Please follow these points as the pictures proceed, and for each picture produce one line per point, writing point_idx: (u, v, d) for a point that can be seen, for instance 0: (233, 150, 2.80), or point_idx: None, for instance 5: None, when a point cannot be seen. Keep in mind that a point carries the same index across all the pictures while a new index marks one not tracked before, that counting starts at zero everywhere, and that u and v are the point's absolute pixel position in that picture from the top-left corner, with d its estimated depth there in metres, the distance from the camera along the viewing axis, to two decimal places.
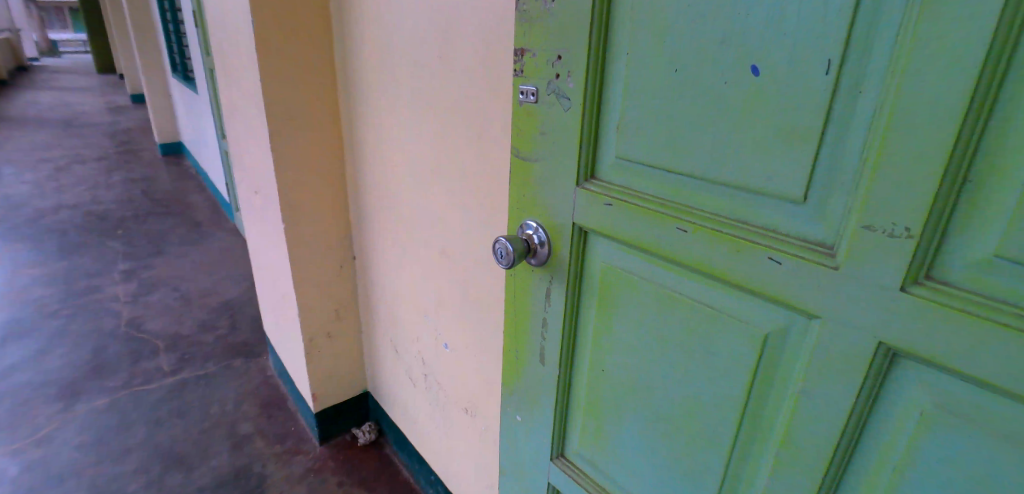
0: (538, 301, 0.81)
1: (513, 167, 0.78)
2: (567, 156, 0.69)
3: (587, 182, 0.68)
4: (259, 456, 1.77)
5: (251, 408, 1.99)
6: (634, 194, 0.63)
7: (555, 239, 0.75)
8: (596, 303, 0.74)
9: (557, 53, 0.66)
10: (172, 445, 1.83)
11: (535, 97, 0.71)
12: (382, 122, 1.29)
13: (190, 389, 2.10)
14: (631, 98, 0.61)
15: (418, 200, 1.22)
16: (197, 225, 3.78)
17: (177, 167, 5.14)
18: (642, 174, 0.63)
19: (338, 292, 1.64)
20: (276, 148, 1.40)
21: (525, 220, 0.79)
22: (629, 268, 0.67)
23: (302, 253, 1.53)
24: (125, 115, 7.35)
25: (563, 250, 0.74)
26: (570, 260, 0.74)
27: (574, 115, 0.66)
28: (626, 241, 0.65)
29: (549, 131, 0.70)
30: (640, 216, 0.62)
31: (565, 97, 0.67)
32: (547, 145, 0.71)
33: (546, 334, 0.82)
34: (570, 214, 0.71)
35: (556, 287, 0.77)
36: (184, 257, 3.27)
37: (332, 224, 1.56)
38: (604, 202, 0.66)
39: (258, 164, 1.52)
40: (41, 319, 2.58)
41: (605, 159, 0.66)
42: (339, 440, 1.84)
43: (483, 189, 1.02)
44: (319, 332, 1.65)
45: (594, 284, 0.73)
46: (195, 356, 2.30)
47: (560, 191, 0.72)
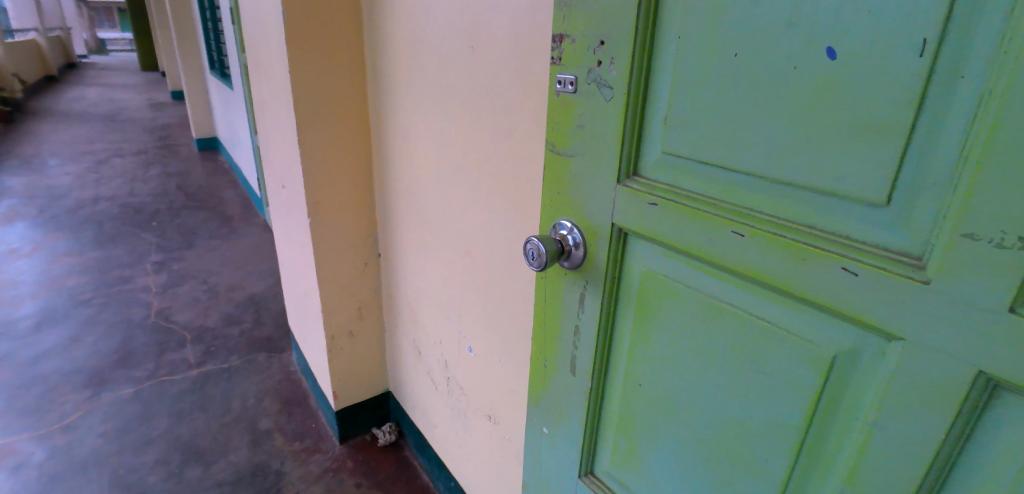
0: (569, 308, 0.76)
1: (547, 163, 0.73)
2: (606, 151, 0.63)
3: (628, 180, 0.63)
4: (278, 453, 1.75)
5: (272, 404, 1.98)
6: (681, 194, 0.58)
7: (590, 242, 0.69)
8: (633, 312, 0.68)
9: (598, 39, 0.61)
10: (192, 438, 1.83)
11: (573, 87, 0.65)
12: (411, 117, 1.25)
13: (213, 383, 2.10)
14: (681, 88, 0.55)
15: (445, 197, 1.18)
16: (228, 219, 3.82)
17: (211, 162, 5.24)
18: (690, 172, 0.57)
19: (362, 290, 1.62)
20: (304, 143, 1.38)
21: (558, 220, 0.73)
22: (672, 275, 0.61)
23: (326, 249, 1.51)
24: (165, 111, 7.55)
25: (598, 254, 0.69)
26: (607, 264, 0.68)
27: (616, 107, 0.61)
28: (670, 245, 0.60)
29: (587, 125, 0.65)
30: (687, 218, 0.57)
31: (605, 87, 0.61)
32: (585, 140, 0.66)
33: (578, 343, 0.77)
34: (606, 214, 0.66)
35: (589, 294, 0.72)
36: (213, 250, 3.31)
37: (357, 221, 1.53)
38: (646, 202, 0.60)
39: (285, 159, 1.51)
40: (75, 307, 2.64)
41: (649, 155, 0.61)
42: (358, 440, 1.80)
43: (512, 189, 0.97)
44: (341, 330, 1.63)
45: (633, 290, 0.68)
46: (220, 350, 2.31)
47: (597, 190, 0.66)
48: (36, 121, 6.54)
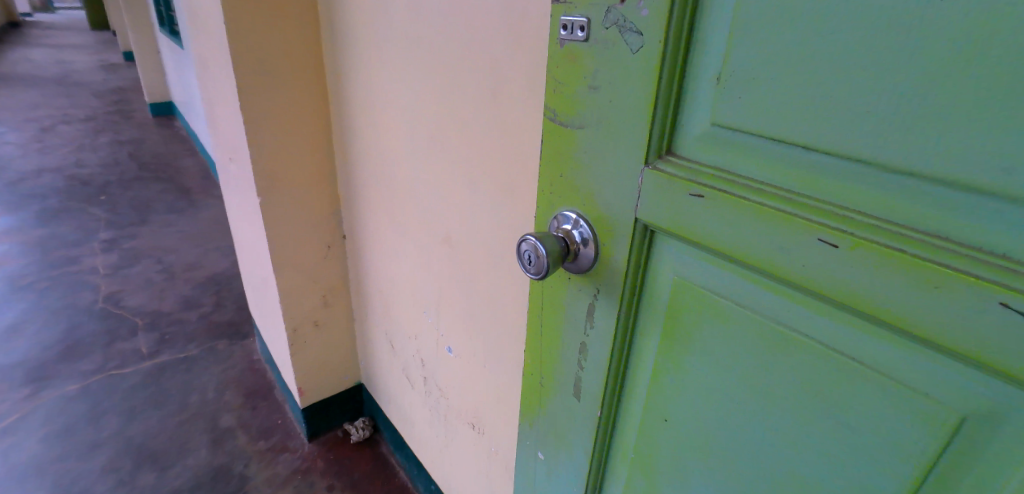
0: (574, 320, 0.61)
1: (545, 136, 0.56)
2: (629, 122, 0.47)
3: (660, 160, 0.46)
4: (241, 454, 1.60)
5: (235, 398, 1.81)
6: (740, 183, 0.42)
7: (604, 241, 0.54)
8: (661, 330, 0.54)
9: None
10: (146, 440, 1.66)
11: (584, 33, 0.48)
12: (375, 79, 1.05)
13: (169, 375, 1.92)
14: (750, 33, 0.39)
15: (419, 175, 1.00)
16: (186, 191, 3.55)
17: (167, 129, 4.87)
18: (756, 154, 0.41)
19: (327, 276, 1.44)
20: (251, 110, 1.17)
21: (559, 211, 0.57)
22: (722, 289, 0.47)
23: (284, 232, 1.33)
24: (117, 73, 7.04)
25: (615, 256, 0.53)
26: (627, 270, 0.53)
27: (649, 59, 0.44)
28: (720, 251, 0.44)
29: (604, 87, 0.48)
30: (749, 217, 0.41)
31: (633, 32, 0.44)
32: (600, 107, 0.49)
33: (585, 362, 0.62)
34: (627, 206, 0.50)
35: (602, 305, 0.57)
36: (170, 226, 3.06)
37: (318, 200, 1.34)
38: (687, 192, 0.45)
39: (229, 128, 1.30)
40: (15, 293, 2.40)
41: (692, 127, 0.45)
42: (329, 436, 1.66)
43: (499, 167, 0.80)
44: (305, 321, 1.46)
45: (662, 303, 0.53)
46: (176, 337, 2.11)
47: (614, 174, 0.50)
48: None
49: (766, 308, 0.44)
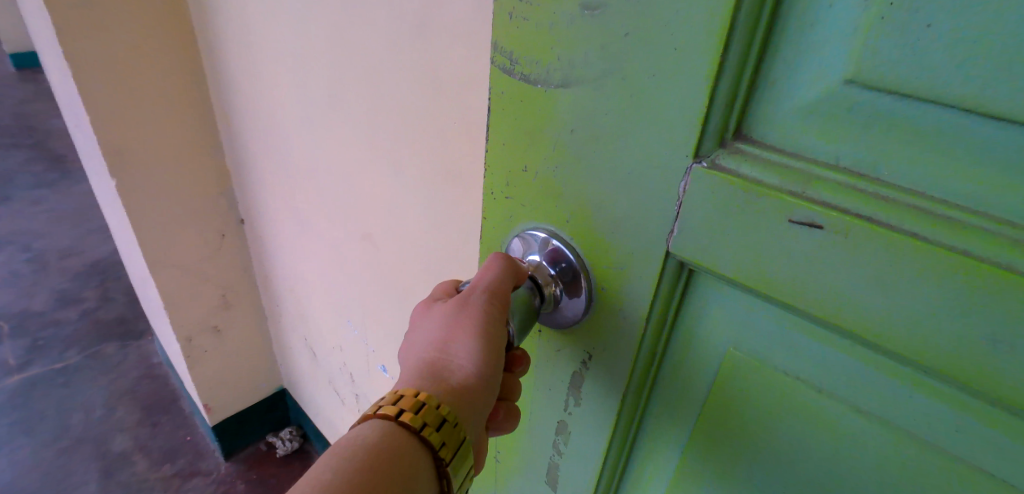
0: (551, 389, 0.39)
1: (495, 97, 0.32)
2: (669, 76, 0.24)
3: (726, 152, 0.25)
4: (140, 484, 1.34)
5: (129, 414, 1.52)
6: (902, 205, 0.22)
7: (603, 282, 0.31)
8: (695, 419, 0.33)
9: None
10: (13, 477, 1.35)
11: None
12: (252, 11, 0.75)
13: (43, 391, 1.59)
14: None
15: (325, 147, 0.74)
16: (58, 159, 2.99)
17: (29, 84, 4.11)
18: (945, 149, 0.20)
19: (223, 271, 1.17)
20: (82, 64, 0.84)
21: (525, 230, 0.35)
22: (824, 381, 0.27)
23: (159, 222, 1.04)
24: None
25: (626, 307, 0.31)
26: (645, 331, 0.31)
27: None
28: (843, 329, 0.24)
29: (619, 6, 0.25)
30: (927, 279, 0.21)
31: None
32: (605, 38, 0.26)
33: (565, 447, 0.39)
34: (649, 229, 0.28)
35: (596, 379, 0.35)
36: (37, 203, 2.55)
37: (199, 180, 1.04)
38: (789, 217, 0.23)
39: (63, 86, 0.96)
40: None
41: (799, 86, 0.22)
42: (249, 452, 1.43)
43: (430, 144, 0.56)
44: (202, 327, 1.20)
45: (703, 381, 0.32)
46: (51, 342, 1.76)
47: (626, 171, 0.28)
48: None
49: (917, 424, 0.25)
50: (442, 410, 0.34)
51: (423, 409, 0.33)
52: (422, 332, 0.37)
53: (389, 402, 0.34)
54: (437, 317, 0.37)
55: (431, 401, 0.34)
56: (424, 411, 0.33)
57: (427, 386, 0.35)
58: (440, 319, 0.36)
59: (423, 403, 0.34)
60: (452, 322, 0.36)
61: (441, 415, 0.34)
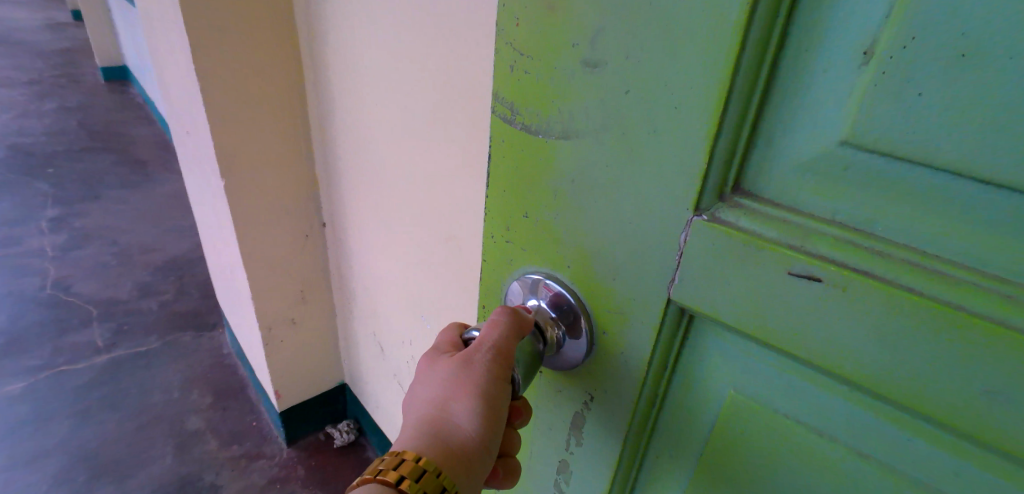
0: (551, 429, 0.42)
1: (498, 147, 0.36)
2: (675, 126, 0.27)
3: (726, 205, 0.27)
4: (211, 462, 1.45)
5: (203, 397, 1.65)
6: (896, 261, 0.24)
7: (603, 328, 0.35)
8: (696, 462, 0.35)
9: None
10: (101, 446, 1.50)
11: None
12: (350, 33, 0.84)
13: (128, 371, 1.74)
14: None
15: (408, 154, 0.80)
16: (142, 162, 3.24)
17: (121, 94, 4.48)
18: (939, 207, 0.23)
19: (303, 269, 1.26)
20: (203, 75, 0.96)
21: (525, 275, 0.38)
22: (817, 420, 0.29)
23: (252, 221, 1.14)
24: (65, 34, 6.47)
25: (627, 353, 0.34)
26: (644, 377, 0.34)
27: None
28: (839, 371, 0.26)
29: (617, 68, 0.28)
30: (919, 326, 0.23)
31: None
32: (609, 92, 0.29)
33: (567, 486, 0.42)
34: (647, 274, 0.31)
35: (598, 420, 0.37)
36: (125, 201, 2.77)
37: (292, 184, 1.14)
38: (787, 268, 0.26)
39: (186, 100, 1.10)
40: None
41: (794, 145, 0.25)
42: (309, 441, 1.52)
43: None
44: (280, 319, 1.30)
45: (702, 423, 0.34)
46: (134, 328, 1.92)
47: (622, 214, 0.31)
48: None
49: (916, 468, 0.27)
50: (441, 477, 0.37)
51: (423, 476, 0.36)
52: (424, 393, 0.40)
53: (391, 466, 0.37)
54: (439, 379, 0.40)
55: (431, 467, 0.37)
56: (424, 477, 0.36)
57: (428, 448, 0.38)
58: (443, 381, 0.39)
59: (423, 469, 0.37)
60: (453, 387, 0.39)
61: (440, 482, 0.37)
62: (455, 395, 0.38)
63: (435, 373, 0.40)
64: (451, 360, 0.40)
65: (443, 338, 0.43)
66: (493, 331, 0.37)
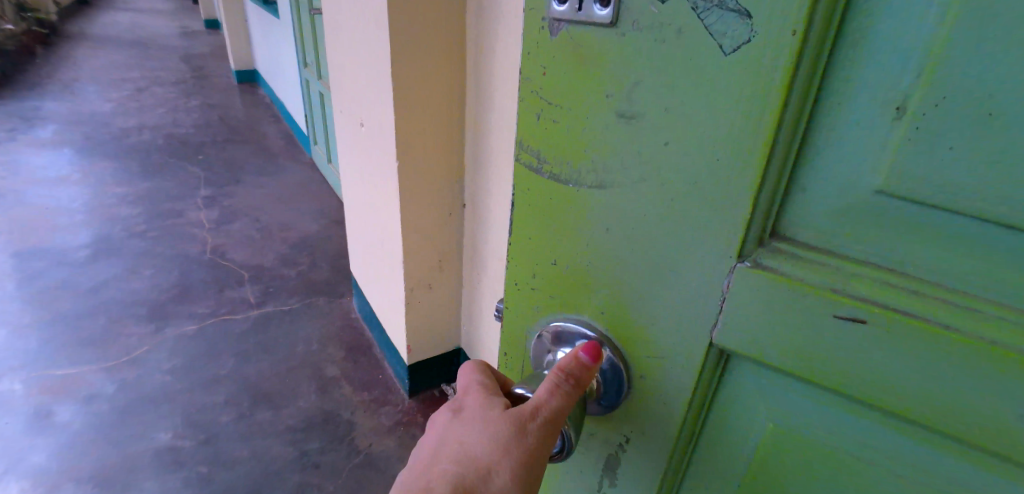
0: (588, 445, 0.52)
1: (539, 198, 0.45)
2: (716, 186, 0.35)
3: (765, 255, 0.36)
4: (346, 403, 1.73)
5: (337, 351, 1.94)
6: (924, 303, 0.32)
7: (640, 370, 0.44)
8: (739, 474, 0.45)
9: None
10: (260, 381, 1.81)
11: (609, 14, 0.36)
12: None
13: (275, 324, 2.08)
14: (933, 94, 0.29)
15: None
16: (273, 155, 3.74)
17: (250, 96, 5.13)
18: (945, 251, 0.32)
19: (444, 242, 1.52)
20: (400, 81, 1.23)
21: (551, 327, 0.49)
22: (828, 425, 0.39)
23: (413, 200, 1.39)
24: (206, 43, 7.63)
25: (663, 383, 0.44)
26: (681, 405, 0.44)
27: (773, 64, 0.31)
28: (852, 387, 0.36)
29: (666, 134, 0.36)
30: (918, 348, 0.33)
31: (713, 12, 0.32)
32: (648, 139, 0.37)
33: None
34: (703, 302, 0.39)
35: (643, 442, 0.47)
36: (262, 186, 3.25)
37: (445, 169, 1.40)
38: (833, 313, 0.34)
39: (369, 100, 1.37)
40: (144, 237, 2.71)
41: (824, 197, 0.34)
42: (427, 395, 1.77)
43: None
44: (419, 284, 1.54)
45: (734, 436, 0.44)
46: (278, 290, 2.28)
47: (663, 258, 0.40)
48: (99, 51, 6.80)
49: (928, 462, 0.36)
50: None
51: None
52: (461, 437, 0.43)
53: None
54: (480, 432, 0.43)
55: None
56: None
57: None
58: (483, 433, 0.43)
59: None
60: (494, 443, 0.42)
61: None
62: (497, 449, 0.42)
63: (476, 422, 0.44)
64: (498, 413, 0.43)
65: (475, 381, 0.47)
66: (551, 396, 0.42)
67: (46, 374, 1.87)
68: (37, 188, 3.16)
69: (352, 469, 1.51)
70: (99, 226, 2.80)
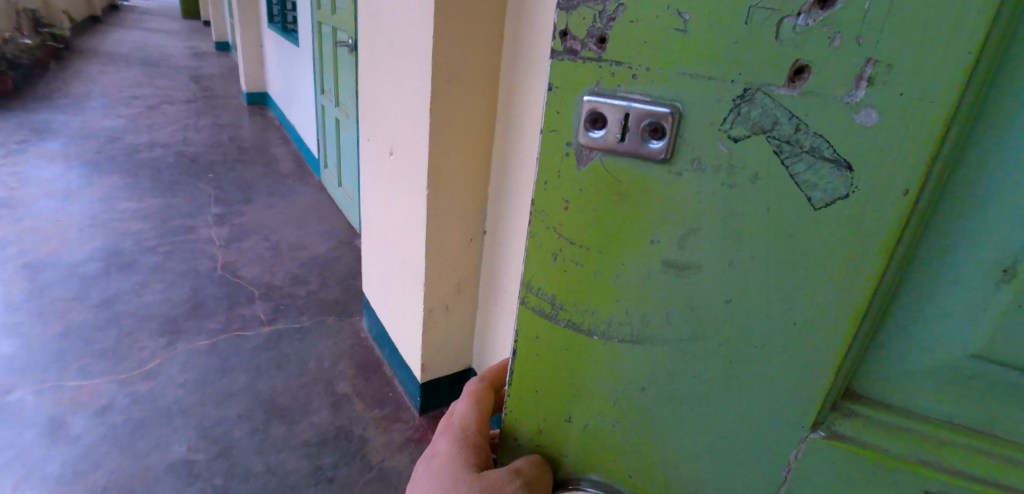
0: None
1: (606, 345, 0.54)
2: (791, 368, 0.47)
3: (837, 422, 0.49)
4: (358, 419, 1.77)
5: (348, 368, 1.99)
6: (937, 438, 0.47)
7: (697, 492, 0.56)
8: None
9: (771, 28, 0.39)
10: (274, 396, 1.85)
11: (663, 145, 0.44)
12: None
13: (287, 341, 2.12)
14: (950, 330, 0.45)
15: None
16: (282, 176, 3.83)
17: (259, 118, 5.23)
18: (953, 418, 0.47)
19: (465, 264, 1.60)
20: (436, 115, 1.33)
21: None
22: None
23: (438, 224, 1.48)
24: (214, 64, 7.77)
25: None
26: None
27: (854, 275, 0.43)
28: None
29: (737, 313, 0.47)
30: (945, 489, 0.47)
31: (804, 156, 0.41)
32: (720, 310, 0.47)
33: None
34: (775, 437, 0.50)
35: None
36: (272, 206, 3.32)
37: (471, 196, 1.50)
38: (895, 473, 0.48)
39: (404, 130, 1.47)
40: (156, 252, 2.74)
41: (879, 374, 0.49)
42: (437, 413, 1.81)
43: None
44: (439, 304, 1.61)
45: None
46: (289, 308, 2.33)
47: (766, 375, 0.48)
48: (106, 67, 6.89)
49: None
50: None
51: None
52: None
53: None
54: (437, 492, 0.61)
55: None
56: None
57: None
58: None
59: None
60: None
61: None
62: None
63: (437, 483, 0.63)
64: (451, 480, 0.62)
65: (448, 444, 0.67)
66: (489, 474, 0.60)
67: (58, 385, 1.85)
68: (47, 201, 3.19)
69: (366, 484, 1.55)
70: (110, 240, 2.82)
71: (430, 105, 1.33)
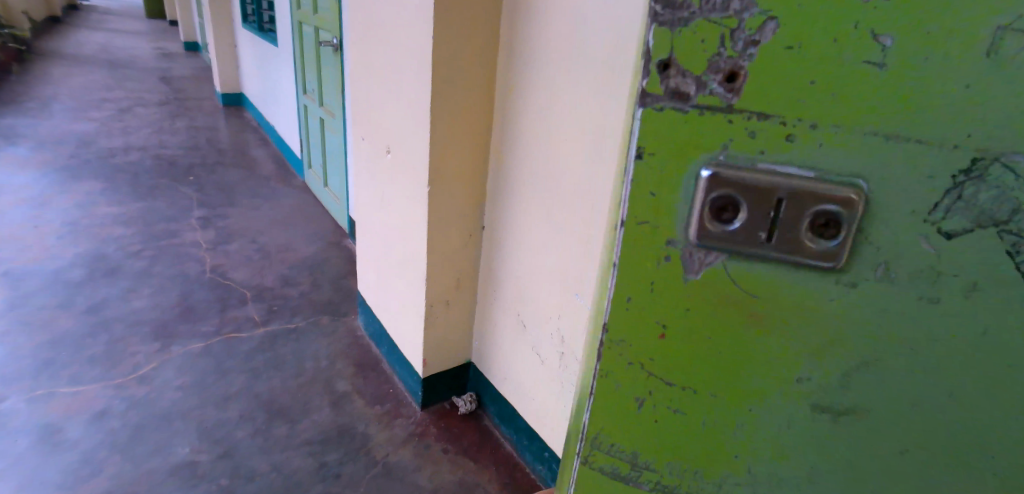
0: None
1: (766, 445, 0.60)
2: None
3: None
4: (360, 416, 1.79)
5: (346, 367, 2.00)
6: None
7: None
8: None
9: (990, 39, 0.40)
10: (273, 397, 1.85)
11: (836, 241, 0.49)
12: (554, 96, 1.25)
13: (282, 342, 2.12)
14: None
15: (595, 173, 1.18)
16: (265, 178, 3.79)
17: (236, 119, 5.16)
18: None
19: (464, 260, 1.62)
20: (436, 114, 1.36)
21: None
22: None
23: (438, 221, 1.50)
24: (185, 65, 7.61)
25: None
26: None
27: None
28: None
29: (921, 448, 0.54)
30: None
31: None
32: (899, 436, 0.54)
33: None
34: None
35: None
36: (257, 208, 3.29)
37: (470, 193, 1.53)
38: None
39: (403, 129, 1.50)
40: (140, 257, 2.70)
41: None
42: (437, 407, 1.84)
43: None
44: (439, 300, 1.63)
45: None
46: (282, 309, 2.32)
47: (946, 467, 0.54)
48: (73, 70, 6.70)
49: None
50: None
51: None
52: None
53: None
54: None
55: None
56: None
57: None
58: None
59: None
60: None
61: None
62: None
63: None
64: None
65: None
66: None
67: (50, 393, 1.82)
68: (23, 208, 3.11)
69: (371, 479, 1.57)
70: (92, 246, 2.77)
71: (429, 104, 1.35)
